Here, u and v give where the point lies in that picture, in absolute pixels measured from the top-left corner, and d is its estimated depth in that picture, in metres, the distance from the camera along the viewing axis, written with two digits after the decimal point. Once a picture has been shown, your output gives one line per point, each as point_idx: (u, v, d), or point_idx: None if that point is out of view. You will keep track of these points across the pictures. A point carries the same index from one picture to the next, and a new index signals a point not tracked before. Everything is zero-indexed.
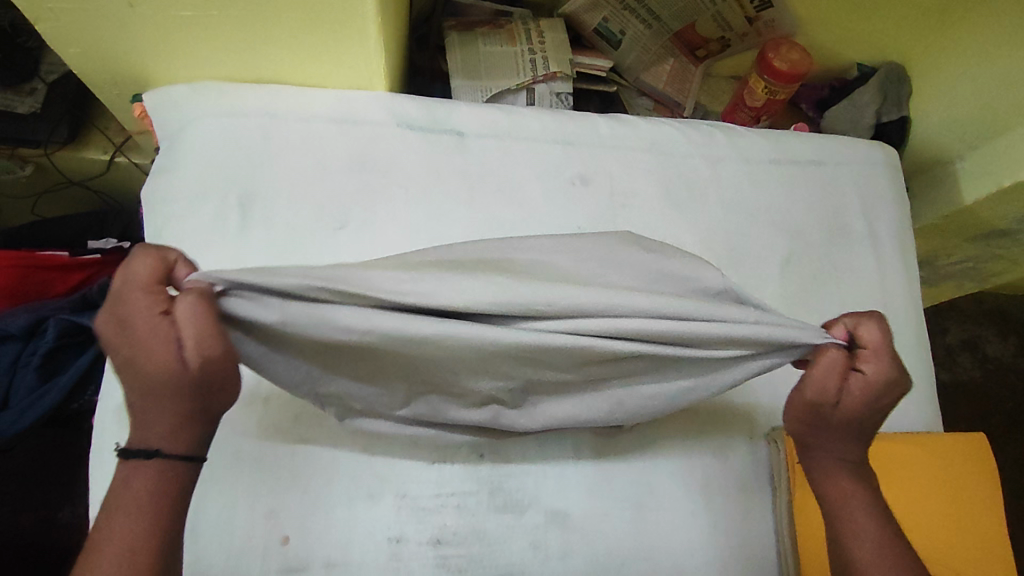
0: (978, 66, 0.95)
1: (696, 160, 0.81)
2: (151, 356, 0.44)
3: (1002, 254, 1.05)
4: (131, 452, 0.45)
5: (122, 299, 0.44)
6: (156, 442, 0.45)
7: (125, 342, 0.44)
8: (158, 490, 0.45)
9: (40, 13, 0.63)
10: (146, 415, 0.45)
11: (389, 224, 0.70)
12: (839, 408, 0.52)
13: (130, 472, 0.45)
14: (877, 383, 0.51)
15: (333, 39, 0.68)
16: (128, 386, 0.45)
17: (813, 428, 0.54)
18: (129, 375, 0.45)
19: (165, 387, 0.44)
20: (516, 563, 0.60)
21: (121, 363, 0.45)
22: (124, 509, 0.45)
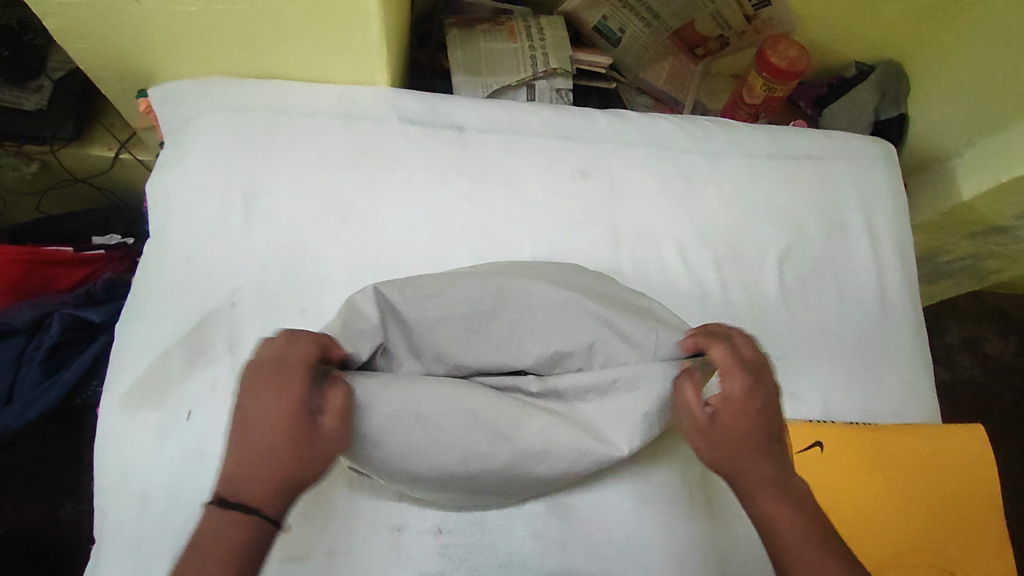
0: (975, 63, 0.96)
1: (695, 155, 0.81)
2: (295, 422, 0.43)
3: (1000, 251, 1.05)
4: (228, 502, 0.41)
5: (288, 364, 0.45)
6: (258, 498, 0.42)
7: (276, 400, 0.44)
8: (244, 551, 0.41)
9: (48, 9, 0.64)
10: (261, 475, 0.42)
11: (390, 217, 0.71)
12: (720, 428, 0.51)
13: (219, 525, 0.41)
14: (737, 397, 0.51)
15: (335, 34, 0.69)
16: (251, 442, 0.43)
17: (722, 462, 0.50)
18: (256, 433, 0.43)
19: (297, 455, 0.43)
20: (516, 552, 0.60)
21: (258, 420, 0.43)
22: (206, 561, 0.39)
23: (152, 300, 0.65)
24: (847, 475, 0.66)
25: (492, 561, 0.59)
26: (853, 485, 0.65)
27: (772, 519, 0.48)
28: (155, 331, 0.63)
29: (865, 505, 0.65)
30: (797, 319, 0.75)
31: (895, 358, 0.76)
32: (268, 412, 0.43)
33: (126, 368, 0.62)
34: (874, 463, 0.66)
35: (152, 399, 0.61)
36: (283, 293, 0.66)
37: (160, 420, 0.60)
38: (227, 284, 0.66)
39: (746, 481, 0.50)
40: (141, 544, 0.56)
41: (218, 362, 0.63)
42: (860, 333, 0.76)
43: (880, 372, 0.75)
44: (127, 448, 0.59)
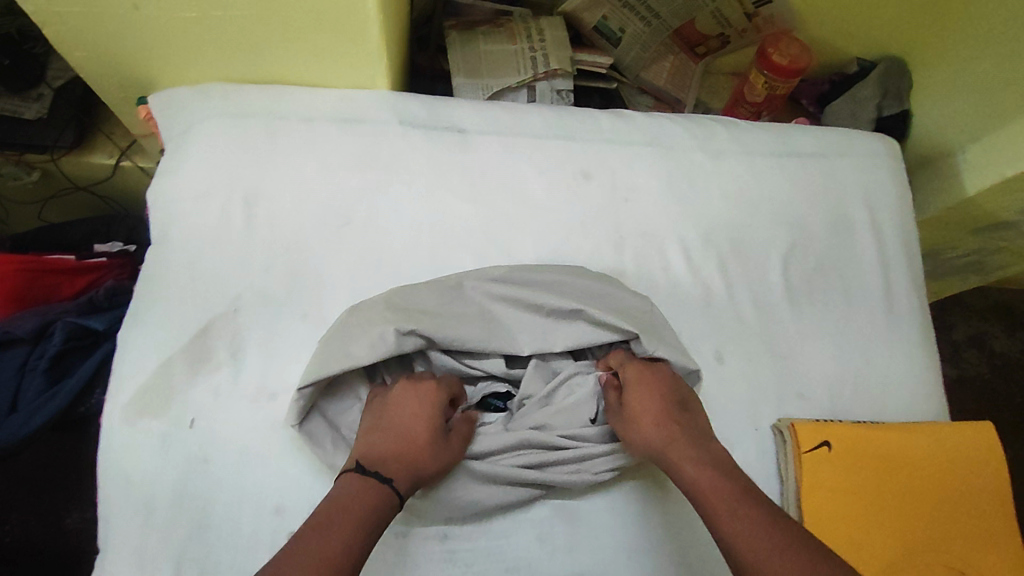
0: (979, 58, 0.95)
1: (698, 154, 0.81)
2: (431, 422, 0.56)
3: (1007, 246, 1.04)
4: (373, 472, 0.52)
5: (429, 382, 0.58)
6: (392, 474, 0.52)
7: (419, 408, 0.56)
8: (374, 511, 0.49)
9: (48, 17, 0.64)
10: (399, 458, 0.53)
11: (391, 221, 0.71)
12: (632, 409, 0.58)
13: (360, 486, 0.50)
14: (635, 379, 0.59)
15: (334, 40, 0.69)
16: (397, 434, 0.55)
17: (646, 442, 0.56)
18: (399, 427, 0.55)
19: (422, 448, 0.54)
20: (524, 557, 0.59)
21: (400, 418, 0.56)
22: (351, 509, 0.48)
23: (154, 308, 0.64)
24: (855, 476, 0.65)
25: (499, 565, 0.59)
26: (859, 483, 0.65)
27: (694, 482, 0.52)
28: (157, 338, 0.63)
29: (873, 508, 0.64)
30: (804, 318, 0.75)
31: (903, 357, 0.76)
32: (411, 413, 0.56)
33: (129, 377, 0.62)
34: (883, 463, 0.65)
35: (156, 408, 0.60)
36: (286, 298, 0.66)
37: (164, 429, 0.60)
38: (230, 290, 0.66)
39: (666, 454, 0.55)
40: (147, 553, 0.56)
41: (220, 369, 0.63)
42: (867, 331, 0.76)
43: (887, 371, 0.74)
44: (131, 457, 0.59)
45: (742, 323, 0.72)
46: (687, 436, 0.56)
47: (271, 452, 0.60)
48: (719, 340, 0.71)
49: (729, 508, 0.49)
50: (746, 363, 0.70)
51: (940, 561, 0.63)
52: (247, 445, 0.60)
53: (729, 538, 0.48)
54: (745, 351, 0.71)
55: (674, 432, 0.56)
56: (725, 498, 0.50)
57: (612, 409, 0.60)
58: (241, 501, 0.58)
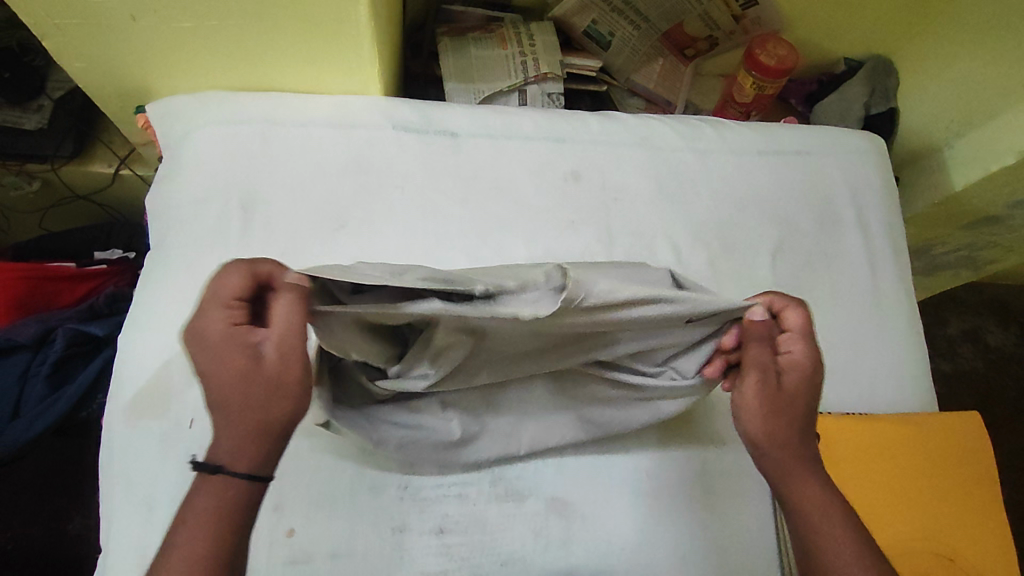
0: (965, 56, 0.96)
1: (686, 154, 0.82)
2: (235, 368, 0.44)
3: (996, 240, 1.06)
4: (203, 463, 0.44)
5: (214, 319, 0.45)
6: (226, 456, 0.45)
7: (223, 352, 0.44)
8: (230, 500, 0.44)
9: (48, 29, 0.65)
10: (229, 425, 0.45)
11: (386, 224, 0.72)
12: (781, 396, 0.54)
13: (206, 482, 0.44)
14: (804, 365, 0.54)
15: (326, 48, 0.70)
16: (219, 396, 0.44)
17: (771, 430, 0.53)
18: (211, 386, 0.45)
19: (251, 398, 0.45)
20: (518, 550, 0.60)
21: (212, 373, 0.45)
22: (199, 518, 0.44)
23: (154, 312, 0.66)
24: (844, 466, 0.66)
25: (494, 559, 0.60)
26: (848, 473, 0.66)
27: (807, 497, 0.52)
28: (157, 341, 0.64)
29: (862, 498, 0.65)
30: None
31: (890, 350, 0.77)
32: (220, 361, 0.44)
33: (128, 379, 0.63)
34: (871, 454, 0.67)
35: (156, 409, 0.62)
36: None
37: (164, 430, 0.61)
38: None
39: (784, 451, 0.53)
40: (148, 551, 0.57)
41: None
42: (855, 326, 0.77)
43: (876, 364, 0.76)
44: (132, 457, 0.60)
45: None
46: (811, 448, 0.54)
47: None
48: None
49: (844, 537, 0.51)
50: None
51: (930, 549, 0.64)
52: None
53: (829, 556, 0.50)
54: None
55: (803, 439, 0.54)
56: (836, 521, 0.52)
57: (760, 371, 0.54)
58: None
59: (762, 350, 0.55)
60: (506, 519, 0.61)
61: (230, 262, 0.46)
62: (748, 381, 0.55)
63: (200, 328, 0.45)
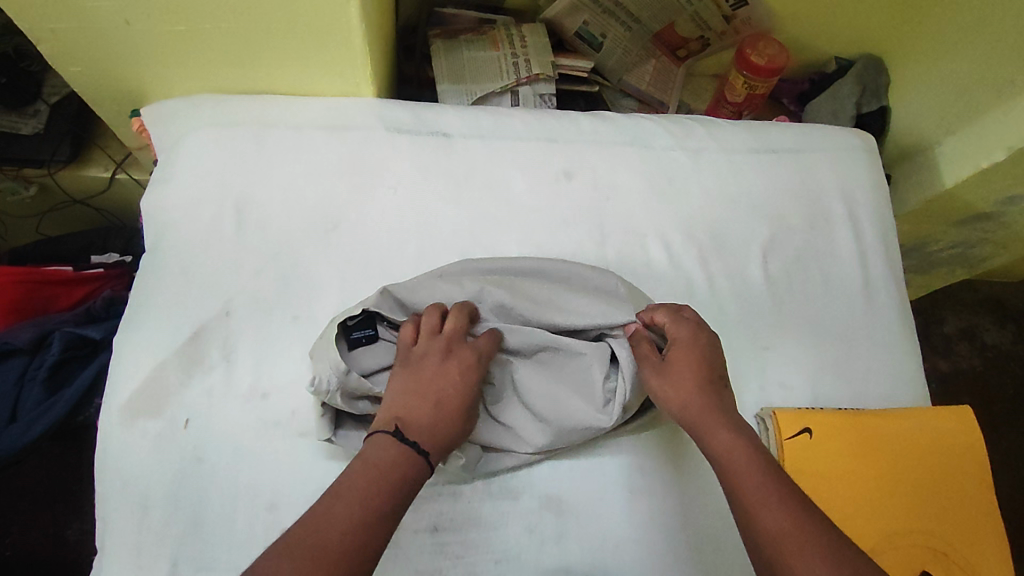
0: (955, 54, 0.97)
1: (677, 153, 0.82)
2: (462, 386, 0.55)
3: (989, 237, 1.06)
4: (405, 438, 0.50)
5: (461, 342, 0.57)
6: (424, 441, 0.51)
7: (462, 368, 0.56)
8: (412, 475, 0.49)
9: (41, 34, 0.66)
10: (434, 422, 0.52)
11: (379, 224, 0.73)
12: (674, 369, 0.56)
13: (396, 453, 0.49)
14: (683, 338, 0.57)
15: (317, 49, 0.71)
16: (441, 399, 0.54)
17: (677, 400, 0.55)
18: (440, 387, 0.54)
19: (459, 412, 0.54)
20: (512, 548, 0.61)
21: (443, 381, 0.54)
22: (383, 475, 0.47)
23: (149, 314, 0.66)
24: (836, 460, 0.66)
25: (488, 556, 0.60)
26: (842, 469, 0.66)
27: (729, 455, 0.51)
28: (151, 342, 0.65)
29: (854, 492, 0.65)
30: (784, 310, 0.76)
31: (882, 346, 0.77)
32: (453, 371, 0.55)
33: (123, 380, 0.63)
34: (864, 447, 0.67)
35: (151, 410, 0.62)
36: (276, 301, 0.68)
37: (159, 430, 0.61)
38: (222, 293, 0.67)
39: (705, 419, 0.53)
40: (144, 551, 0.58)
41: (213, 370, 0.64)
42: (847, 322, 0.77)
43: (868, 360, 0.76)
44: (128, 458, 0.60)
45: (722, 314, 0.74)
46: (725, 414, 0.54)
47: (263, 450, 0.61)
48: None
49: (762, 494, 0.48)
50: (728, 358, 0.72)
51: (926, 543, 0.64)
52: (240, 443, 0.62)
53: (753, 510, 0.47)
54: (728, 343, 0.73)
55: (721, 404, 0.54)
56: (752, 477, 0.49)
57: (646, 361, 0.58)
58: (235, 497, 0.60)
59: (648, 343, 0.60)
60: (500, 517, 0.62)
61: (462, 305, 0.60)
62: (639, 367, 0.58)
63: (444, 343, 0.57)
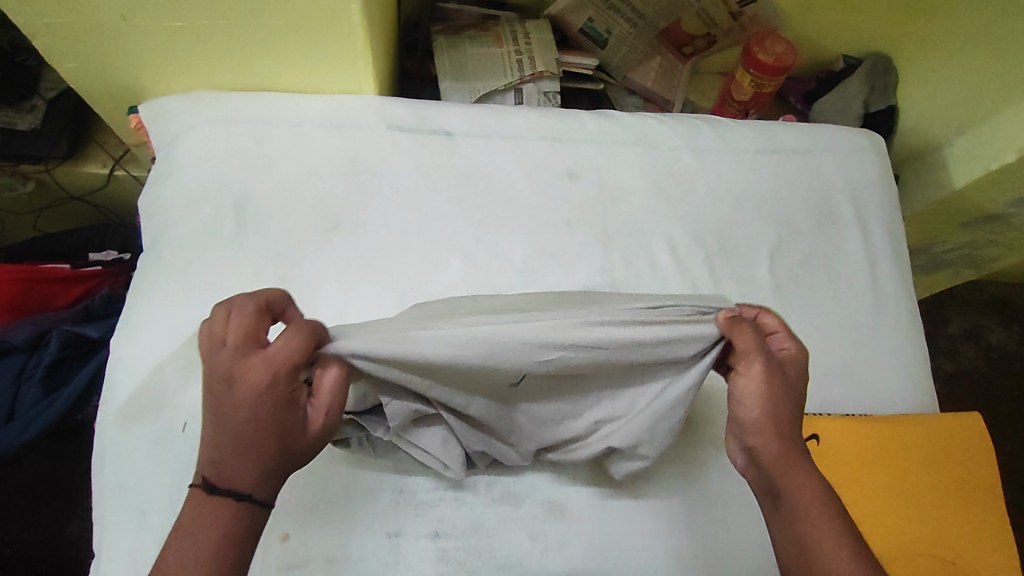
0: (966, 53, 0.96)
1: (683, 153, 0.81)
2: (269, 410, 0.45)
3: (997, 239, 1.05)
4: (217, 489, 0.44)
5: (257, 359, 0.46)
6: (244, 485, 0.44)
7: (266, 387, 0.45)
8: (239, 524, 0.44)
9: (37, 29, 0.65)
10: (250, 457, 0.44)
11: (380, 224, 0.72)
12: (782, 384, 0.52)
13: (215, 508, 0.44)
14: (797, 358, 0.54)
15: (318, 45, 0.70)
16: (250, 430, 0.44)
17: (771, 412, 0.51)
18: (246, 416, 0.44)
19: (281, 440, 0.45)
20: (514, 555, 0.60)
21: (248, 408, 0.44)
22: (200, 540, 0.43)
23: (147, 315, 0.65)
24: (843, 467, 0.65)
25: (490, 563, 0.59)
26: (849, 474, 0.65)
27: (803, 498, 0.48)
28: (149, 343, 0.64)
29: (861, 501, 0.64)
30: (791, 313, 0.75)
31: (890, 351, 0.76)
32: (253, 395, 0.44)
33: (121, 383, 0.62)
34: (871, 454, 0.66)
35: (149, 413, 0.61)
36: None
37: (156, 434, 0.60)
38: (220, 295, 0.66)
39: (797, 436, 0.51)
40: (140, 556, 0.57)
41: None
42: (855, 325, 0.76)
43: (876, 365, 0.75)
44: (125, 461, 0.59)
45: None
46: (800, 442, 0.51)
47: None
48: None
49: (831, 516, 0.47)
50: None
51: (935, 553, 0.63)
52: None
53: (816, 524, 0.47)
54: None
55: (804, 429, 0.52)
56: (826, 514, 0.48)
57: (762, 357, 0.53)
58: None
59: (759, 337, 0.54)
60: (503, 524, 0.61)
61: (241, 298, 0.49)
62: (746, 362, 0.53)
63: (228, 364, 0.46)
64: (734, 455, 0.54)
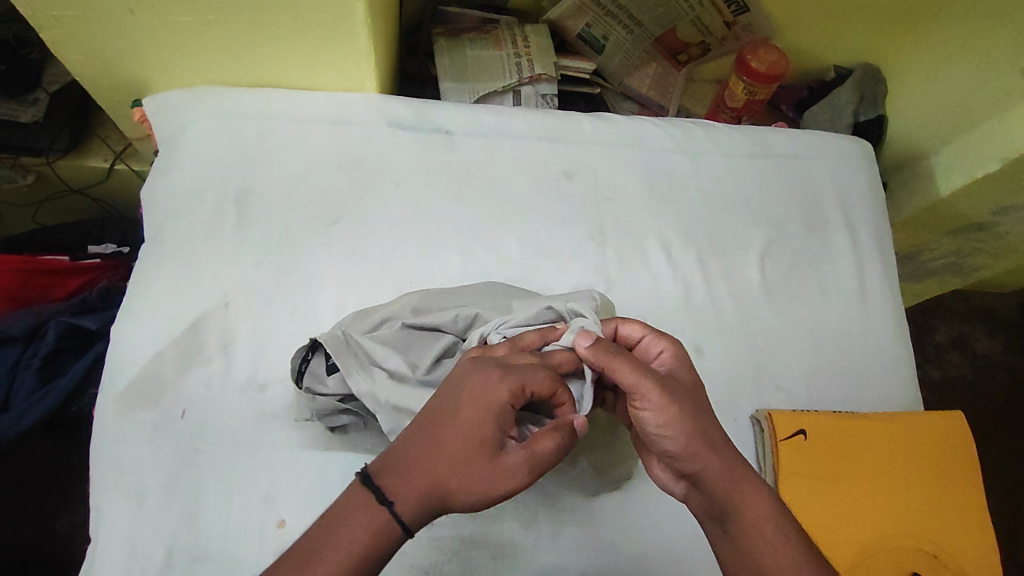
0: (954, 65, 0.98)
1: (677, 155, 0.83)
2: (473, 432, 0.47)
3: (982, 246, 1.08)
4: (377, 484, 0.46)
5: (497, 385, 0.49)
6: (402, 490, 0.45)
7: (483, 418, 0.47)
8: (377, 540, 0.45)
9: (45, 21, 0.66)
10: (422, 464, 0.46)
11: (379, 219, 0.73)
12: (687, 390, 0.52)
13: (363, 509, 0.45)
14: (678, 358, 0.55)
15: (321, 43, 0.71)
16: (443, 441, 0.47)
17: (698, 439, 0.50)
18: (444, 425, 0.47)
19: (464, 460, 0.46)
20: (508, 544, 0.61)
21: (451, 422, 0.47)
22: (344, 539, 0.44)
23: (146, 304, 0.66)
24: (828, 462, 0.67)
25: (484, 552, 0.60)
26: (837, 468, 0.67)
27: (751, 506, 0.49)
28: (149, 332, 0.64)
29: (846, 494, 0.66)
30: (781, 314, 0.77)
31: (877, 353, 0.78)
32: (475, 414, 0.47)
33: (119, 370, 0.63)
34: (856, 449, 0.68)
35: (148, 400, 0.62)
36: (275, 292, 0.68)
37: (155, 420, 0.61)
38: (221, 285, 0.67)
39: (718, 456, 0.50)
40: (137, 542, 0.57)
41: (211, 361, 0.64)
42: (842, 326, 0.78)
43: (862, 365, 0.77)
44: (123, 447, 0.60)
45: (718, 313, 0.75)
46: (730, 445, 0.51)
47: (260, 442, 0.62)
48: (697, 334, 0.73)
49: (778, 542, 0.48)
50: (722, 362, 0.72)
51: (916, 546, 0.65)
52: (237, 435, 0.62)
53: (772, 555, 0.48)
54: (724, 346, 0.73)
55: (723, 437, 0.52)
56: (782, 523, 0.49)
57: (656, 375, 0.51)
58: (232, 489, 0.60)
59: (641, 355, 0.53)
60: (496, 513, 0.62)
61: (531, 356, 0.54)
62: (640, 390, 0.51)
63: (476, 380, 0.49)
64: (671, 483, 0.55)
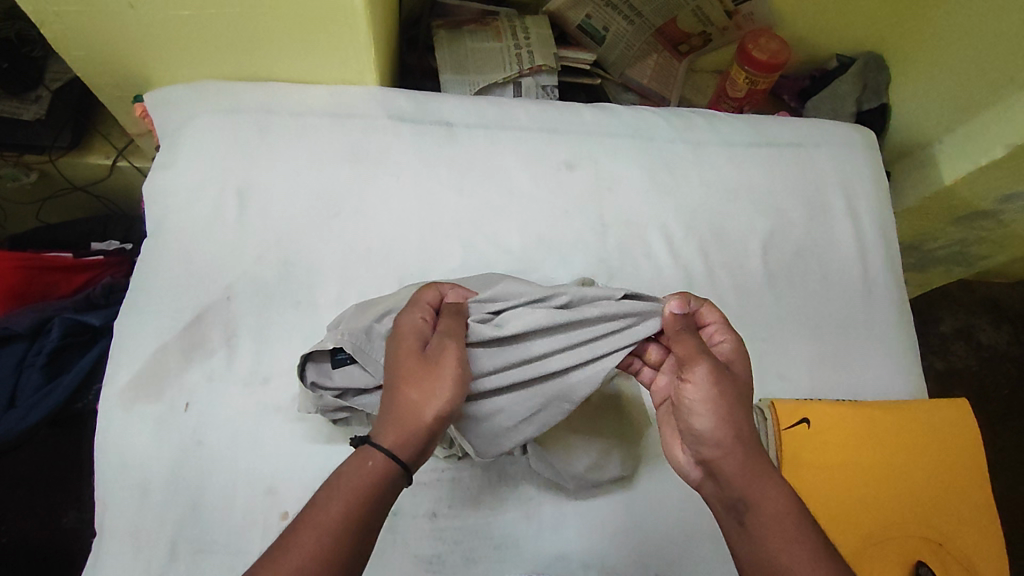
0: (954, 49, 0.98)
1: (678, 145, 0.83)
2: (408, 352, 0.51)
3: (987, 234, 1.07)
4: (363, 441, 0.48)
5: (404, 313, 0.54)
6: (380, 432, 0.48)
7: (402, 335, 0.52)
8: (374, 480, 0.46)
9: (45, 17, 0.66)
10: (387, 404, 0.49)
11: (380, 211, 0.73)
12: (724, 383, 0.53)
13: (360, 460, 0.47)
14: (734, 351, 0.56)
15: (319, 36, 0.71)
16: (389, 371, 0.51)
17: (737, 431, 0.51)
18: (390, 364, 0.51)
19: (412, 375, 0.50)
20: (511, 533, 0.61)
21: (386, 363, 0.52)
22: (346, 484, 0.45)
23: (148, 298, 0.66)
24: (833, 450, 0.67)
25: (486, 542, 0.60)
26: (841, 456, 0.67)
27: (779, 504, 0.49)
28: (151, 326, 0.65)
29: (848, 482, 0.66)
30: (784, 303, 0.77)
31: (880, 340, 0.77)
32: (401, 340, 0.52)
33: (122, 365, 0.63)
34: (861, 438, 0.67)
35: (151, 394, 0.62)
36: (277, 285, 0.68)
37: (159, 413, 0.61)
38: (224, 279, 0.67)
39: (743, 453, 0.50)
40: (141, 534, 0.57)
41: (214, 354, 0.65)
42: (844, 315, 0.78)
43: (866, 354, 0.76)
44: (127, 440, 0.60)
45: (719, 303, 0.75)
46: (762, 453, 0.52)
47: (263, 433, 0.62)
48: None
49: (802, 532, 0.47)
50: None
51: (918, 533, 0.65)
52: (239, 426, 0.62)
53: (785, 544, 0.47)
54: None
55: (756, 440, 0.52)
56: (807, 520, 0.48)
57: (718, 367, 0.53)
58: (235, 482, 0.60)
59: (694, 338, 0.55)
60: (499, 504, 0.62)
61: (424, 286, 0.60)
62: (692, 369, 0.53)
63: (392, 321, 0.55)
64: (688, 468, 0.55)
